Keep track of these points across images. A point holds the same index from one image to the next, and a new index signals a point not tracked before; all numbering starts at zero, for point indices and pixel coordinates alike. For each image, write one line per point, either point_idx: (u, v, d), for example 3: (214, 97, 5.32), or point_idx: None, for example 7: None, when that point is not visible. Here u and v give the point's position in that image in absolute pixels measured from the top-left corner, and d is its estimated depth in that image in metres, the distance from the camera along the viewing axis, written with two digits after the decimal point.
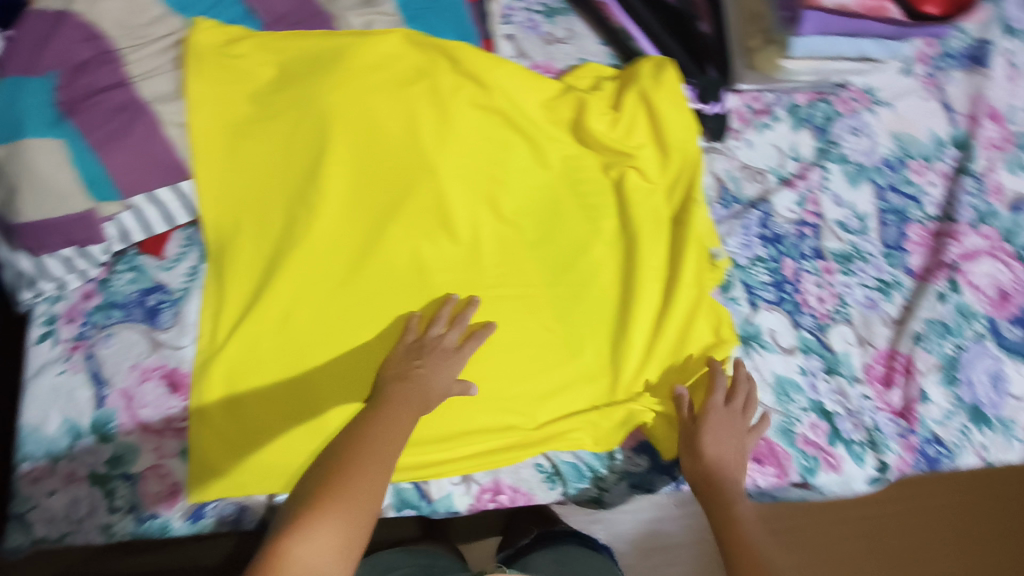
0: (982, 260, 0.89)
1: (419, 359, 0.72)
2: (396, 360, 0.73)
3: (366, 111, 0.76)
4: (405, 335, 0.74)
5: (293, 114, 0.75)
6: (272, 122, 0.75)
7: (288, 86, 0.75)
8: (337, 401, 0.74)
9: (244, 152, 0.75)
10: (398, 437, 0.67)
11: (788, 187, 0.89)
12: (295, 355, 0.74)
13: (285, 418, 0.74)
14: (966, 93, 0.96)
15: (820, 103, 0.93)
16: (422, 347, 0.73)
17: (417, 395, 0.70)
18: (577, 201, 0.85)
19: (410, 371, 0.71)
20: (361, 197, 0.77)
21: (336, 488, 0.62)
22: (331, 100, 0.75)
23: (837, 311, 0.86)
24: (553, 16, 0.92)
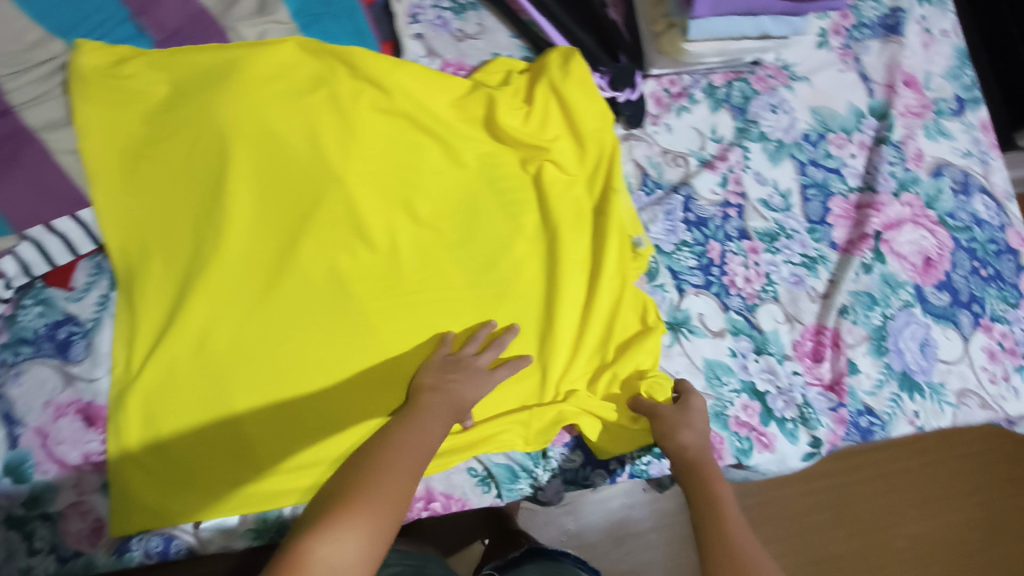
0: (905, 228, 0.89)
1: (456, 372, 0.73)
2: (429, 372, 0.73)
3: (266, 124, 0.74)
4: (440, 349, 0.75)
5: (191, 133, 0.73)
6: (170, 143, 0.73)
7: (182, 104, 0.73)
8: (263, 424, 0.72)
9: (145, 176, 0.73)
10: (429, 444, 0.65)
11: (709, 169, 0.88)
12: (215, 381, 0.72)
13: (211, 446, 0.71)
14: (882, 62, 0.95)
15: (737, 82, 0.92)
16: (460, 361, 0.74)
17: (452, 405, 0.70)
18: (496, 199, 0.83)
19: (445, 384, 0.71)
20: (273, 212, 0.75)
21: (365, 489, 0.58)
22: (230, 115, 0.73)
23: (764, 290, 0.86)
24: (462, 11, 0.90)
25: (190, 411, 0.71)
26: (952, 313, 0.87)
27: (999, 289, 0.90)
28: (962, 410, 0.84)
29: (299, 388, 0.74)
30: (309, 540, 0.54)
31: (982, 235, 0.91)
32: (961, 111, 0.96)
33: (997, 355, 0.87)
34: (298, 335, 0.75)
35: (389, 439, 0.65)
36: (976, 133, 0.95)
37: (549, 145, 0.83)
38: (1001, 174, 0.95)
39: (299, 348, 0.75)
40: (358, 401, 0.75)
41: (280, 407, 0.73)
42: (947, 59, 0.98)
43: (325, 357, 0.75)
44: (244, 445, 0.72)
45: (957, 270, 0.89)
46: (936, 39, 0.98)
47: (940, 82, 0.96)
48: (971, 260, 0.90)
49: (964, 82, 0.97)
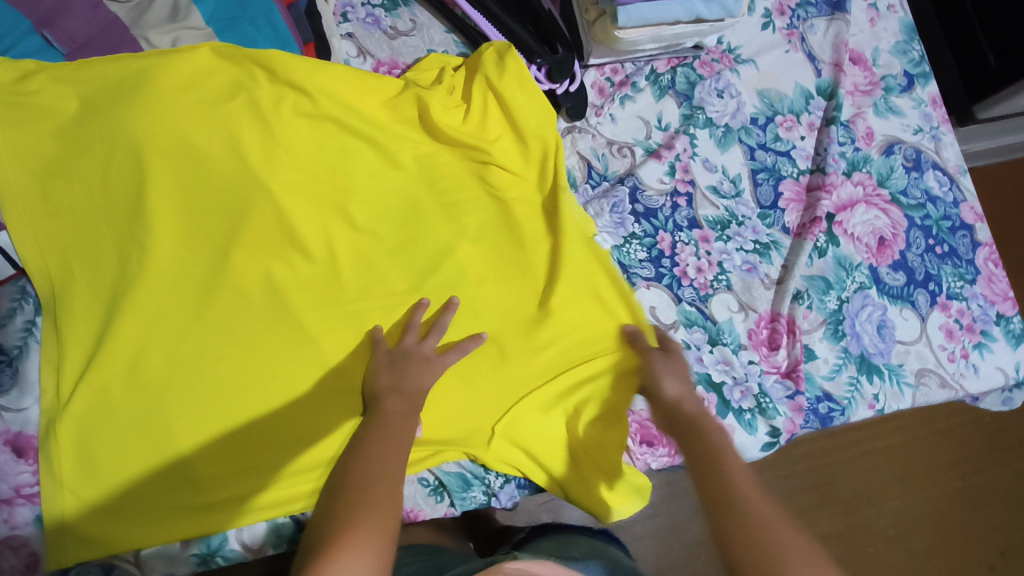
0: (858, 209, 0.88)
1: (406, 367, 0.71)
2: (381, 375, 0.71)
3: (183, 135, 0.71)
4: (377, 348, 0.73)
5: (108, 149, 0.70)
6: (85, 160, 0.70)
7: (94, 119, 0.69)
8: (209, 445, 0.70)
9: (62, 196, 0.70)
10: (401, 452, 0.64)
11: (654, 158, 0.86)
12: (152, 405, 0.69)
13: (155, 472, 0.68)
14: (828, 42, 0.94)
15: (680, 67, 0.90)
16: (407, 355, 0.72)
17: (409, 404, 0.69)
18: (438, 200, 0.80)
19: (400, 381, 0.70)
20: (203, 225, 0.72)
21: (362, 512, 0.57)
22: (146, 126, 0.70)
23: (716, 279, 0.83)
24: (394, 8, 0.87)
25: (128, 436, 0.68)
26: (908, 294, 0.86)
27: (955, 266, 0.88)
28: (921, 390, 0.83)
29: (245, 408, 0.71)
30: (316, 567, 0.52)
31: (935, 212, 0.90)
32: (910, 86, 0.94)
33: (955, 333, 0.86)
34: (238, 353, 0.72)
35: (364, 451, 0.63)
36: (926, 109, 0.94)
37: (490, 143, 0.80)
38: (953, 149, 0.93)
39: (240, 368, 0.72)
40: (306, 417, 0.73)
41: (227, 427, 0.71)
42: (894, 35, 0.96)
43: (268, 375, 0.72)
44: (191, 467, 0.69)
45: (913, 249, 0.88)
46: (882, 15, 0.97)
47: (887, 58, 0.95)
48: (926, 238, 0.89)
49: (912, 57, 0.95)
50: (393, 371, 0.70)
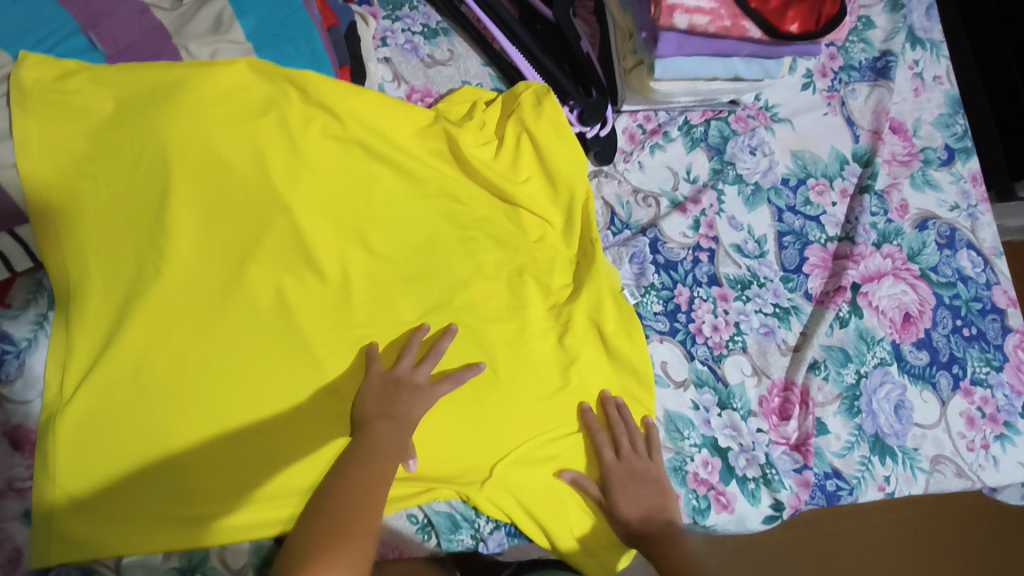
0: (885, 282, 0.85)
1: (397, 395, 0.69)
2: (370, 401, 0.69)
3: (212, 148, 0.71)
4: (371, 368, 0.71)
5: (137, 154, 0.70)
6: (112, 161, 0.70)
7: (125, 122, 0.70)
8: (204, 458, 0.69)
9: (87, 193, 0.70)
10: (385, 483, 0.64)
11: (679, 211, 0.84)
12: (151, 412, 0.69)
13: (149, 480, 0.68)
14: (869, 108, 0.92)
15: (715, 121, 0.89)
16: (399, 381, 0.70)
17: (399, 433, 0.67)
18: (457, 233, 0.79)
19: (390, 411, 0.68)
20: (221, 237, 0.72)
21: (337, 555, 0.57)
22: (178, 137, 0.70)
23: (732, 340, 0.81)
24: (434, 37, 0.88)
25: (125, 442, 0.68)
26: (930, 375, 0.83)
27: (982, 350, 0.85)
28: (936, 477, 0.80)
29: (244, 422, 0.71)
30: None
31: (966, 292, 0.87)
32: (950, 161, 0.92)
33: (977, 421, 0.82)
34: (243, 368, 0.72)
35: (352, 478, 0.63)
36: (965, 185, 0.91)
37: (514, 182, 0.79)
38: (991, 230, 0.90)
39: (242, 382, 0.71)
40: (302, 439, 0.72)
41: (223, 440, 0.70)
42: (938, 107, 0.94)
43: (269, 393, 0.72)
44: (184, 479, 0.69)
45: (938, 328, 0.85)
46: (928, 86, 0.95)
47: (928, 130, 0.92)
48: (953, 318, 0.86)
49: (955, 132, 0.93)
50: (383, 398, 0.68)
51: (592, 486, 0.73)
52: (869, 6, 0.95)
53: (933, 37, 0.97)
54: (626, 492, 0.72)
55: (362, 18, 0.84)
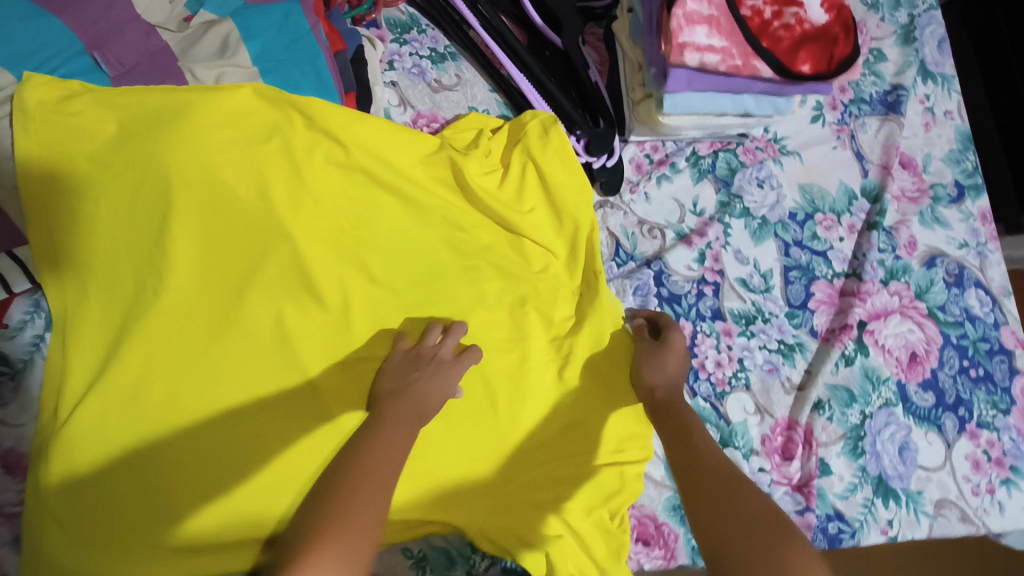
0: (892, 319, 0.84)
1: (416, 371, 0.70)
2: (389, 376, 0.70)
3: (214, 173, 0.70)
4: (398, 346, 0.73)
5: (138, 177, 0.69)
6: (115, 184, 0.69)
7: (129, 145, 0.69)
8: (194, 493, 0.66)
9: (87, 215, 0.69)
10: (399, 456, 0.63)
11: (685, 244, 0.84)
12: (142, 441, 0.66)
13: (135, 514, 0.64)
14: (878, 142, 0.91)
15: (723, 152, 0.88)
16: (420, 357, 0.71)
17: (416, 408, 0.67)
18: (460, 262, 0.79)
19: (406, 386, 0.69)
20: (220, 264, 0.71)
21: (351, 515, 0.55)
22: (180, 161, 0.69)
23: (735, 376, 0.80)
24: (441, 61, 0.88)
25: (113, 473, 0.65)
26: (936, 417, 0.82)
27: (989, 392, 0.84)
28: (939, 522, 0.78)
29: (237, 457, 0.69)
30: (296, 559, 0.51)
31: (973, 332, 0.86)
32: (960, 198, 0.91)
33: (982, 465, 0.81)
34: (239, 398, 0.70)
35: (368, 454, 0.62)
36: (975, 223, 0.90)
37: (518, 212, 0.79)
38: (999, 269, 0.89)
39: (238, 413, 0.70)
40: (295, 476, 0.70)
41: (215, 475, 0.67)
42: (948, 142, 0.93)
43: (264, 426, 0.70)
44: (172, 513, 0.65)
45: (945, 368, 0.84)
46: (938, 121, 0.94)
47: (938, 166, 0.92)
48: (960, 358, 0.85)
49: (965, 168, 0.92)
50: (400, 374, 0.70)
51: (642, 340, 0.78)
52: (880, 39, 0.94)
53: (944, 71, 0.96)
54: (649, 361, 0.75)
55: (370, 41, 0.83)
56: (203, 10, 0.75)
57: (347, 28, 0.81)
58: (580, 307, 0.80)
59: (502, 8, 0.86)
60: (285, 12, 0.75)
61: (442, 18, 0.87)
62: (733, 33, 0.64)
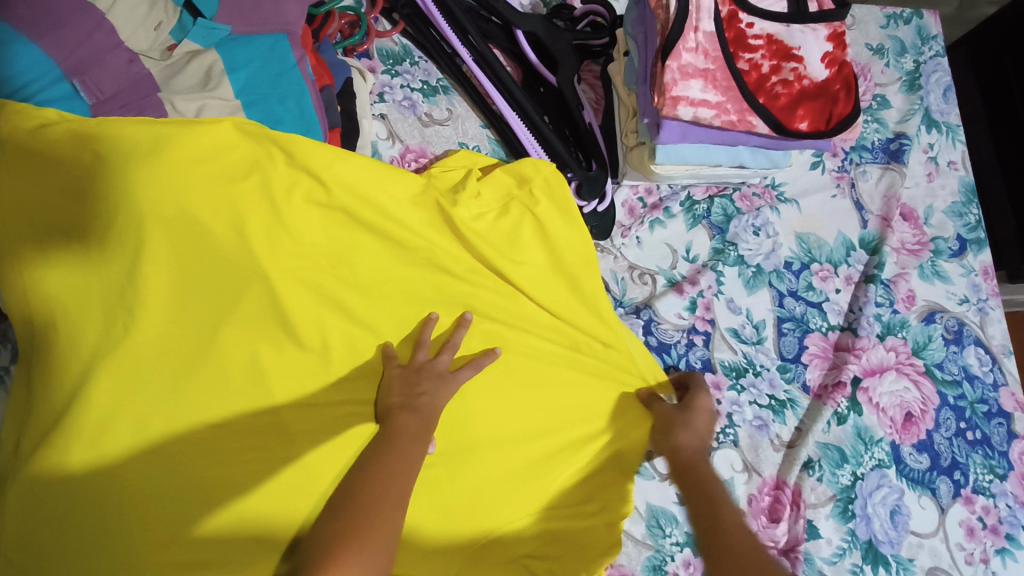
0: (887, 377, 0.82)
1: (420, 385, 0.70)
2: (393, 391, 0.69)
3: (188, 210, 0.67)
4: (391, 363, 0.71)
5: (111, 209, 0.65)
6: (84, 216, 0.64)
7: (102, 177, 0.64)
8: (161, 537, 0.63)
9: (55, 244, 0.65)
10: (410, 470, 0.64)
11: (675, 292, 0.81)
12: (110, 485, 0.62)
13: (106, 558, 0.61)
14: (879, 192, 0.88)
15: (719, 198, 0.85)
16: (420, 370, 0.71)
17: (424, 423, 0.67)
18: (442, 303, 0.76)
19: (414, 400, 0.68)
20: (193, 301, 0.68)
21: (358, 531, 0.57)
22: (157, 193, 0.65)
23: (723, 432, 0.77)
24: (433, 94, 0.86)
25: (80, 518, 0.61)
26: (929, 480, 0.79)
27: (986, 456, 0.81)
28: None
29: (208, 499, 0.66)
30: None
31: (971, 393, 0.83)
32: (961, 251, 0.88)
33: (976, 532, 0.78)
34: (212, 441, 0.67)
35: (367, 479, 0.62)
36: (976, 278, 0.88)
37: (511, 261, 0.77)
38: (1000, 326, 0.87)
39: (209, 456, 0.67)
40: (263, 513, 0.68)
41: (184, 518, 0.64)
42: (951, 194, 0.90)
43: (234, 469, 0.67)
44: (141, 556, 0.62)
45: (941, 430, 0.81)
46: (941, 171, 0.91)
47: (940, 218, 0.89)
48: (957, 420, 0.82)
49: (967, 222, 0.89)
50: (407, 388, 0.69)
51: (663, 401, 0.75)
52: (884, 85, 0.93)
53: (949, 120, 0.93)
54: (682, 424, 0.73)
55: (360, 73, 0.82)
56: (187, 39, 0.71)
57: (336, 60, 0.80)
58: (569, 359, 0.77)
59: (496, 42, 0.85)
60: (270, 44, 0.73)
61: (436, 51, 0.86)
62: (729, 88, 0.62)
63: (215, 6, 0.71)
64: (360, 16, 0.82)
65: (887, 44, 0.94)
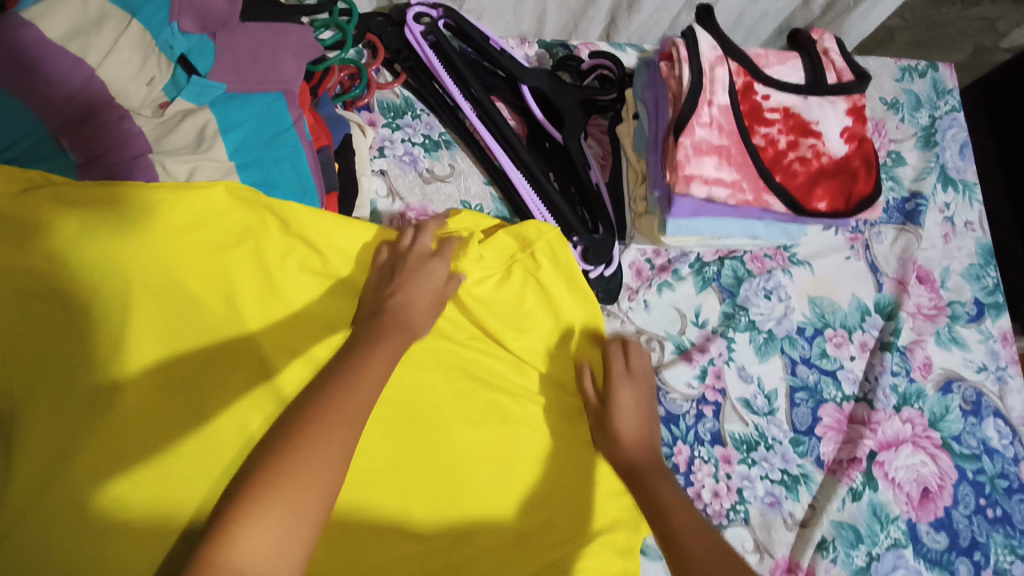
0: (903, 450, 0.78)
1: (393, 283, 0.65)
2: (366, 300, 0.65)
3: (177, 279, 0.61)
4: (377, 255, 0.67)
5: (91, 279, 0.57)
6: (68, 282, 0.56)
7: (86, 247, 0.57)
8: (86, 530, 0.50)
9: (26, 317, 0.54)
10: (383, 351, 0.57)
11: (684, 360, 0.78)
12: (48, 457, 0.52)
13: None
14: (895, 254, 0.86)
15: (729, 259, 0.83)
16: (399, 259, 0.66)
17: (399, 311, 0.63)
18: (443, 369, 0.70)
19: (383, 302, 0.64)
20: (183, 376, 0.60)
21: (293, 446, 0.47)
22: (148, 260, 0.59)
23: (733, 508, 0.74)
24: (435, 149, 0.84)
25: None
26: (948, 561, 0.75)
27: (1006, 536, 0.78)
28: None
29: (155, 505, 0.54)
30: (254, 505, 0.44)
31: (991, 467, 0.80)
32: (979, 316, 0.85)
33: None
34: (174, 440, 0.57)
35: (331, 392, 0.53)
36: (994, 344, 0.85)
37: (515, 332, 0.73)
38: (1020, 396, 0.83)
39: (170, 455, 0.56)
40: None
41: (120, 523, 0.52)
42: (968, 256, 0.87)
43: (190, 476, 0.56)
44: None
45: (959, 507, 0.78)
46: (958, 232, 0.88)
47: (957, 281, 0.86)
48: (976, 496, 0.78)
49: (985, 285, 0.86)
50: (376, 295, 0.65)
51: (588, 380, 0.73)
52: (899, 141, 0.90)
53: (966, 178, 0.91)
54: (622, 409, 0.70)
55: (361, 128, 0.80)
56: (179, 97, 0.68)
57: (334, 115, 0.77)
58: (573, 434, 0.74)
59: (501, 95, 0.83)
60: (267, 102, 0.70)
61: (436, 103, 0.83)
62: (744, 164, 0.59)
63: (210, 63, 0.69)
64: (361, 70, 0.79)
65: (903, 98, 0.92)
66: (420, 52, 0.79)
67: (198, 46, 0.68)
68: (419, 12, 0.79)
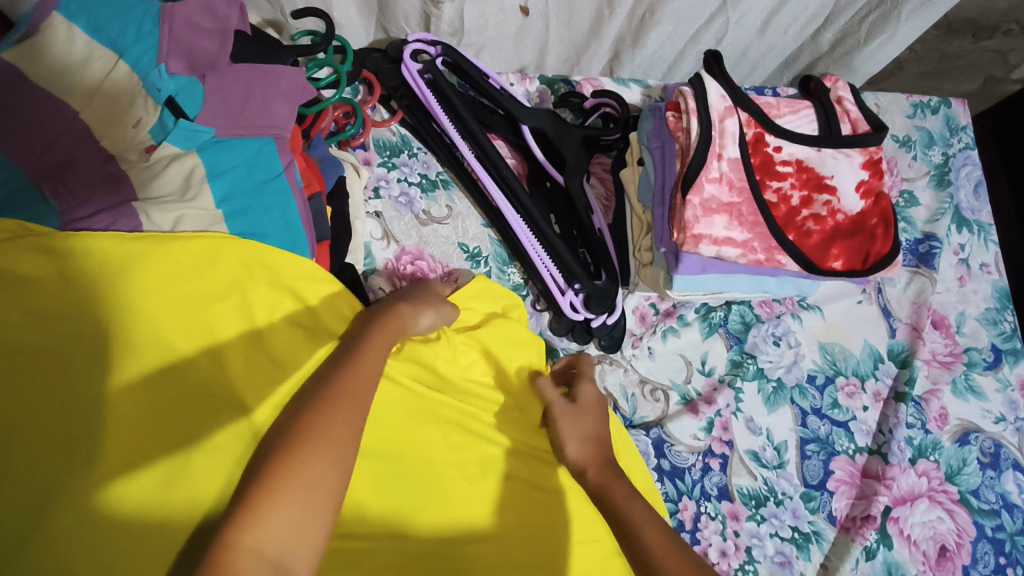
0: (919, 506, 0.75)
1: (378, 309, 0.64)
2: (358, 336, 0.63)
3: (170, 309, 0.54)
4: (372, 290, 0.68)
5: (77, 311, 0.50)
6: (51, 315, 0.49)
7: (69, 288, 0.50)
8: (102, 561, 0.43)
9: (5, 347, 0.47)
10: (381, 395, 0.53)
11: (690, 412, 0.75)
12: (39, 484, 0.44)
13: None
14: (908, 298, 0.83)
15: (736, 304, 0.80)
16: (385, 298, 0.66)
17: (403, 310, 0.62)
18: (439, 427, 0.65)
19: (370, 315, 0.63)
20: (176, 410, 0.51)
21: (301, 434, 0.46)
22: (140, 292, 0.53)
23: (743, 569, 0.70)
24: (432, 190, 0.82)
25: None
26: None
27: None
28: None
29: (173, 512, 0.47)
30: (255, 510, 0.41)
31: (1011, 523, 0.76)
32: (996, 363, 0.83)
33: None
34: (171, 478, 0.48)
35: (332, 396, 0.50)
36: (1012, 393, 0.82)
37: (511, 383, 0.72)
38: None
39: (164, 496, 0.47)
40: None
41: (137, 546, 0.45)
42: (984, 300, 0.85)
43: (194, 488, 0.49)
44: None
45: (979, 566, 0.74)
46: (973, 274, 0.86)
47: (973, 326, 0.84)
48: (996, 554, 0.75)
49: (1002, 330, 0.84)
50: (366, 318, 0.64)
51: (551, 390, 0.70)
52: (912, 180, 0.87)
53: (981, 219, 0.88)
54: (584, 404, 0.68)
55: (355, 168, 0.77)
56: (166, 140, 0.63)
57: (328, 157, 0.74)
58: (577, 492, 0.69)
59: (501, 134, 0.80)
60: (257, 147, 0.66)
61: (434, 142, 0.80)
62: (756, 223, 0.62)
63: (199, 107, 0.65)
64: (355, 109, 0.77)
65: (915, 136, 0.89)
66: (417, 90, 0.76)
67: (186, 88, 0.64)
68: (417, 49, 0.76)
